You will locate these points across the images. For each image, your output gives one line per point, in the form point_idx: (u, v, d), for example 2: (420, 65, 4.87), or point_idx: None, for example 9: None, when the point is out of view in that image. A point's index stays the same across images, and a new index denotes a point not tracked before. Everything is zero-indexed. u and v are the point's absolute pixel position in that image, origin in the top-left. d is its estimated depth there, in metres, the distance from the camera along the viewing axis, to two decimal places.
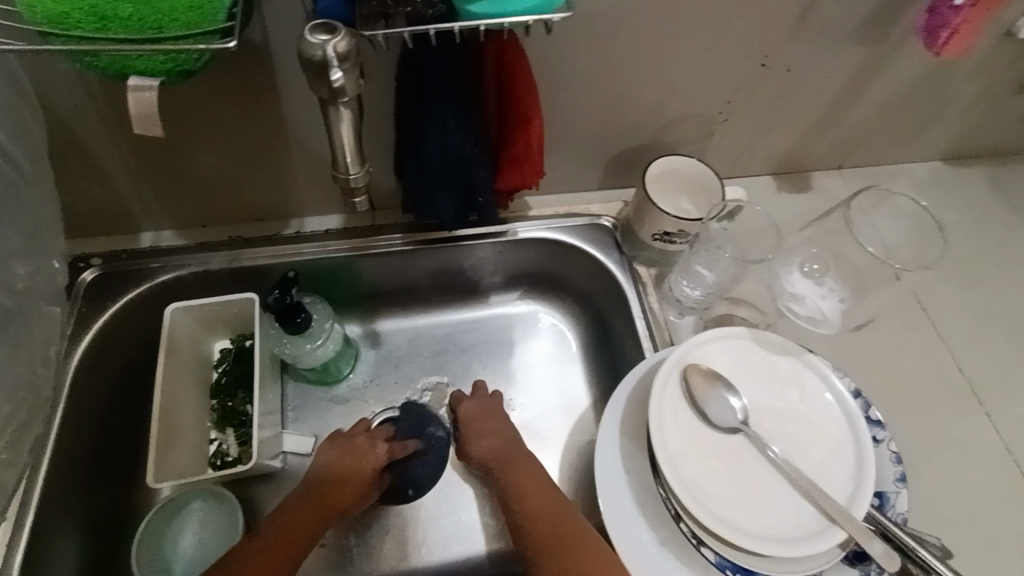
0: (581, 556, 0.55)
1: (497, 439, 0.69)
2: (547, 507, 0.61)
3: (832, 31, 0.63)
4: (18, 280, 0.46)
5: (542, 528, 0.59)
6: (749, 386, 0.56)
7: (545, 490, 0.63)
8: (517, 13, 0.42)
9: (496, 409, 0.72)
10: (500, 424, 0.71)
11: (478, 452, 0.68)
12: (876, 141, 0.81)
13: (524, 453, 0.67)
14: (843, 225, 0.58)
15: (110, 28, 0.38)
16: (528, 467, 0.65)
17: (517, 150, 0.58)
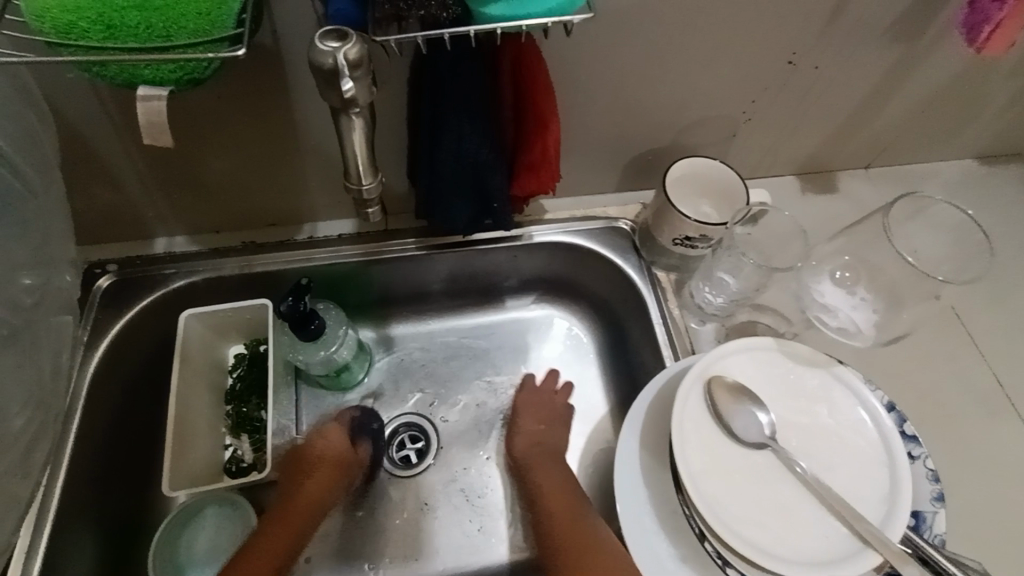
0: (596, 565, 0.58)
1: (541, 440, 0.70)
2: (574, 510, 0.63)
3: (865, 26, 0.60)
4: (26, 297, 0.45)
5: (565, 523, 0.63)
6: (776, 399, 0.54)
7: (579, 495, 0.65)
8: (537, 14, 0.40)
9: (552, 412, 0.73)
10: (552, 424, 0.72)
11: (524, 447, 0.70)
12: (908, 139, 0.77)
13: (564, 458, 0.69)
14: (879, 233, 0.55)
15: (118, 37, 0.38)
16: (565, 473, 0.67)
17: (534, 156, 0.57)
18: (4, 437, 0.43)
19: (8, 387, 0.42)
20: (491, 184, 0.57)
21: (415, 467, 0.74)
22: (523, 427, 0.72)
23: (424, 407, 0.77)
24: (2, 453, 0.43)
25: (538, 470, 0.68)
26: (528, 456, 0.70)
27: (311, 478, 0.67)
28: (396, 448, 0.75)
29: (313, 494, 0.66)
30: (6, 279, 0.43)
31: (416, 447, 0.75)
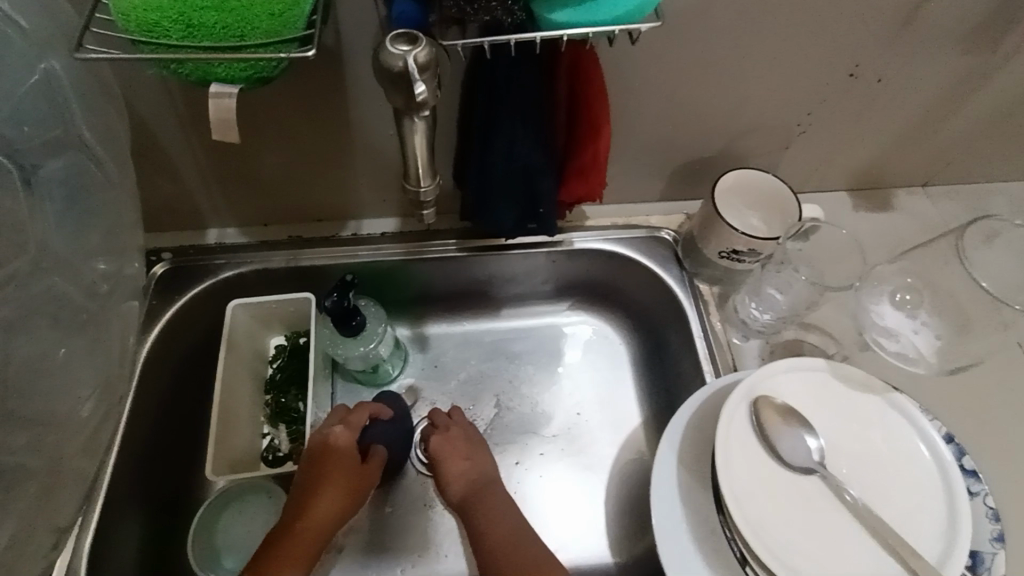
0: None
1: (467, 471, 0.66)
2: (524, 545, 0.59)
3: (935, 39, 0.58)
4: (102, 282, 0.48)
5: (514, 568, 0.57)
6: (826, 423, 0.52)
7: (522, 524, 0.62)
8: (605, 21, 0.40)
9: (468, 438, 0.68)
10: (472, 451, 0.68)
11: (455, 485, 0.66)
12: (972, 157, 0.74)
13: (496, 485, 0.65)
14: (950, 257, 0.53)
15: (196, 36, 0.39)
16: (499, 500, 0.64)
17: (584, 161, 0.56)
18: (73, 414, 0.45)
19: (76, 368, 0.45)
20: (540, 189, 0.57)
21: None
22: (445, 467, 0.67)
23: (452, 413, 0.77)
24: (70, 429, 0.45)
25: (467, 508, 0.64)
26: (457, 496, 0.65)
27: (319, 497, 0.61)
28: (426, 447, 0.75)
29: (325, 514, 0.61)
30: (82, 264, 0.45)
31: None
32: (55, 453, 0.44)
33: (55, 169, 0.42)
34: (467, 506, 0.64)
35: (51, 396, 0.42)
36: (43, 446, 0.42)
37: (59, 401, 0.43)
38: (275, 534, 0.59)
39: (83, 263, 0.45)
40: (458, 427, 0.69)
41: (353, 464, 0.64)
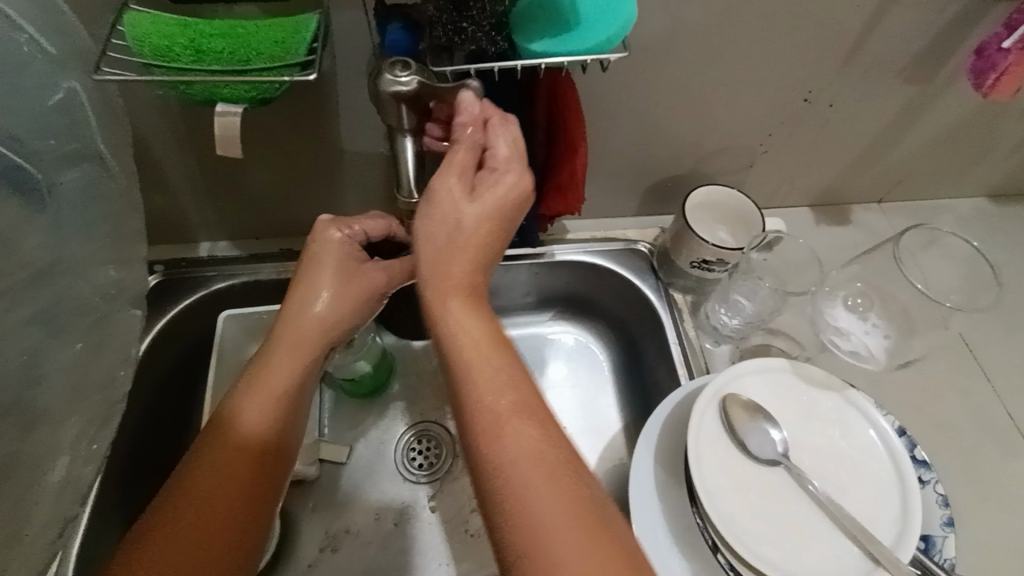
0: (547, 554, 0.37)
1: (467, 301, 0.45)
2: (536, 452, 0.40)
3: (879, 70, 0.63)
4: (109, 288, 0.46)
5: (491, 460, 0.40)
6: (789, 419, 0.56)
7: (534, 450, 0.40)
8: (577, 51, 0.44)
9: (494, 209, 0.46)
10: (475, 259, 0.46)
11: (444, 338, 0.45)
12: (920, 176, 0.80)
13: (487, 378, 0.43)
14: (892, 263, 0.58)
15: (204, 60, 0.43)
16: (500, 419, 0.41)
17: (562, 179, 0.60)
18: None
19: None
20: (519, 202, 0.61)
21: (430, 473, 0.76)
22: (446, 314, 0.45)
23: (435, 427, 0.79)
24: None
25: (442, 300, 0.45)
26: (457, 293, 0.45)
27: (313, 293, 0.54)
28: (411, 456, 0.77)
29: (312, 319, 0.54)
30: None
31: (431, 455, 0.77)
32: (82, 474, 0.43)
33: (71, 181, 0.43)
34: (454, 365, 0.44)
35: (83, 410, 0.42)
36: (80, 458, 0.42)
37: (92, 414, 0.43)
38: (241, 382, 0.52)
39: (101, 270, 0.46)
40: (493, 119, 0.47)
41: (365, 268, 0.56)
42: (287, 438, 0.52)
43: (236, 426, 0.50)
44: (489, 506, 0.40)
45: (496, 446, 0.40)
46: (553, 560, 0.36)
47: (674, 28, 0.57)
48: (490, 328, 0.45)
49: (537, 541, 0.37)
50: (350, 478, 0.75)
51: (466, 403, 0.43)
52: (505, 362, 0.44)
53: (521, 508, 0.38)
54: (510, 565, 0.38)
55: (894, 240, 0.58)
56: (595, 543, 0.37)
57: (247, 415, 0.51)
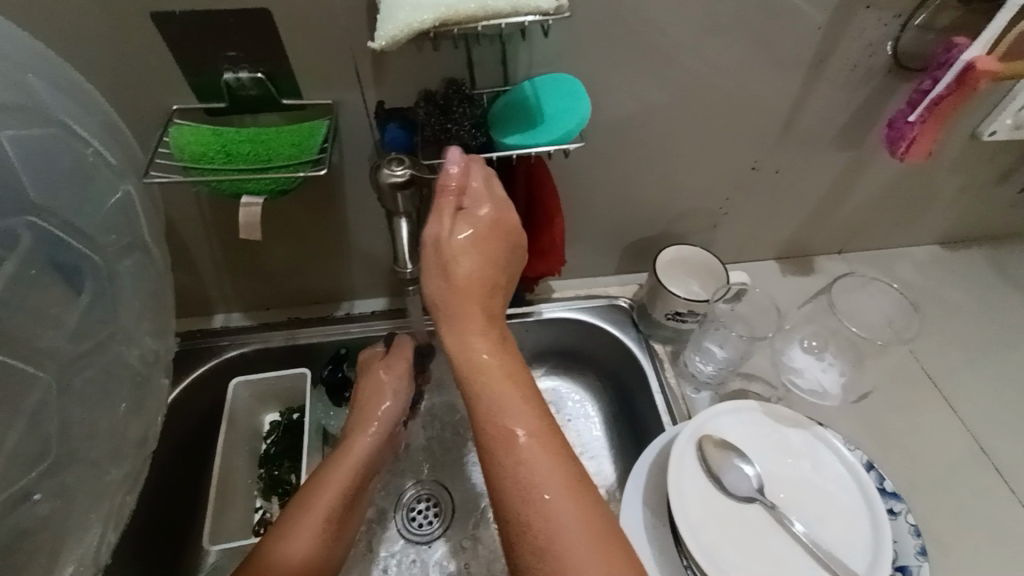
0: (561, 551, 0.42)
1: (476, 329, 0.49)
2: (543, 474, 0.45)
3: (814, 141, 0.73)
4: (143, 357, 0.52)
5: (505, 479, 0.45)
6: (762, 456, 0.60)
7: (550, 466, 0.45)
8: (542, 143, 0.53)
9: (481, 239, 0.51)
10: (477, 286, 0.50)
11: (456, 358, 0.49)
12: (873, 228, 0.89)
13: (500, 403, 0.47)
14: (828, 308, 0.69)
15: (233, 162, 0.51)
16: (515, 436, 0.46)
17: (543, 244, 0.68)
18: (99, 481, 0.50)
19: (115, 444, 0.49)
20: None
21: (432, 532, 0.78)
22: (459, 335, 0.49)
23: (436, 486, 0.81)
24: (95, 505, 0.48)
25: (458, 323, 0.49)
26: (462, 321, 0.49)
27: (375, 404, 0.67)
28: (414, 515, 0.79)
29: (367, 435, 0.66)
30: None
31: (432, 514, 0.79)
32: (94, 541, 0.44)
33: (128, 270, 0.49)
34: (468, 391, 0.48)
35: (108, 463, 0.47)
36: (96, 512, 0.46)
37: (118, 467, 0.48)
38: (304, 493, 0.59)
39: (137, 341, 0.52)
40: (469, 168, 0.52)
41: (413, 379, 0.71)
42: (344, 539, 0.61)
43: (298, 533, 0.56)
44: (502, 512, 0.45)
45: (508, 469, 0.45)
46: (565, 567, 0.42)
47: (630, 116, 0.67)
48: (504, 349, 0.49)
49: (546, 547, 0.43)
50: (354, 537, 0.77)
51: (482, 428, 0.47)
52: (519, 382, 0.48)
53: (527, 509, 0.44)
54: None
55: (826, 290, 0.69)
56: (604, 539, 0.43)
57: (316, 499, 0.59)
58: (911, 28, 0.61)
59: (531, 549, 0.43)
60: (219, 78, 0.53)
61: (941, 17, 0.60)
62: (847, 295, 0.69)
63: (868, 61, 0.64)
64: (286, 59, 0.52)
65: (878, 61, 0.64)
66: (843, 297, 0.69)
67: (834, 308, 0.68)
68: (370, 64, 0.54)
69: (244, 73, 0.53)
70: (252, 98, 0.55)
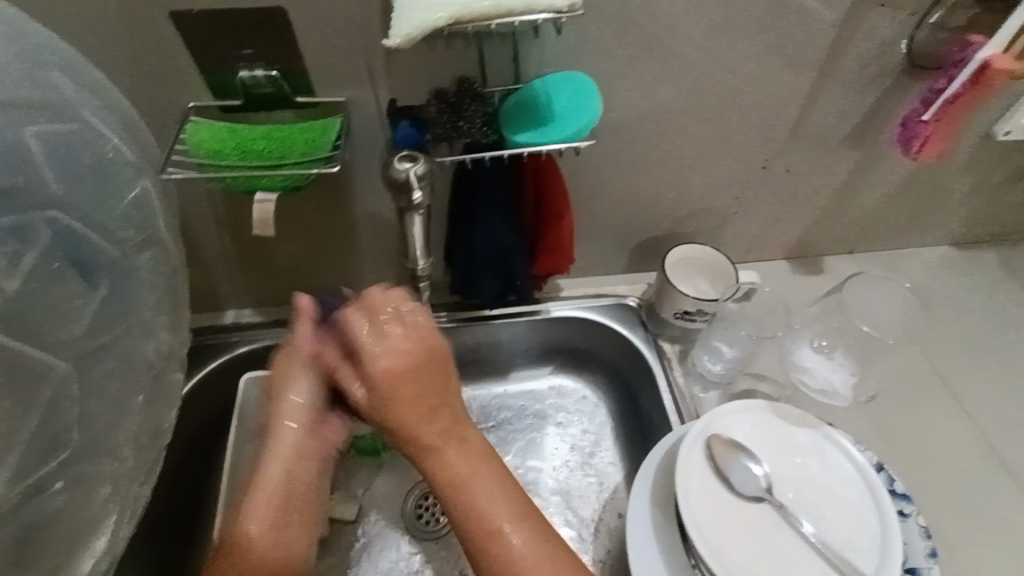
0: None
1: (437, 442, 0.54)
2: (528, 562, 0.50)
3: (825, 140, 0.72)
4: None
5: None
6: (771, 456, 0.60)
7: (535, 559, 0.50)
8: (551, 141, 0.53)
9: (409, 362, 0.56)
10: (420, 411, 0.54)
11: (428, 468, 0.54)
12: (884, 229, 0.88)
13: (473, 508, 0.52)
14: (841, 309, 0.74)
15: (247, 158, 0.53)
16: (497, 535, 0.51)
17: (551, 242, 0.68)
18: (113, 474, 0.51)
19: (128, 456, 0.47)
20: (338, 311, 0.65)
21: (439, 527, 0.78)
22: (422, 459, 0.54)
23: None
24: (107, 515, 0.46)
25: (419, 447, 0.54)
26: (419, 445, 0.54)
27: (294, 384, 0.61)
28: (421, 510, 0.80)
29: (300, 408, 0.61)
30: None
31: (438, 510, 0.80)
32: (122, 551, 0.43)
33: (146, 263, 0.44)
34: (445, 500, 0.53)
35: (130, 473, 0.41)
36: None
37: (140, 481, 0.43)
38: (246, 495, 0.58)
39: None
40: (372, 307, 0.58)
41: (323, 354, 0.61)
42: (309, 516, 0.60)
43: (257, 536, 0.56)
44: None
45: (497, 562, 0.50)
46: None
47: (640, 115, 0.67)
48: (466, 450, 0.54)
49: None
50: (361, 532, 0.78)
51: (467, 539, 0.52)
52: (484, 482, 0.52)
53: None
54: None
55: (839, 289, 0.72)
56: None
57: (251, 515, 0.57)
58: (925, 27, 0.60)
59: None
60: (235, 76, 0.54)
61: (955, 16, 0.60)
62: (859, 295, 0.74)
63: (881, 60, 0.64)
64: (300, 58, 0.53)
65: (891, 60, 0.64)
66: (855, 297, 0.74)
67: (846, 310, 0.74)
68: (381, 62, 0.54)
69: (259, 71, 0.53)
70: (265, 96, 0.55)
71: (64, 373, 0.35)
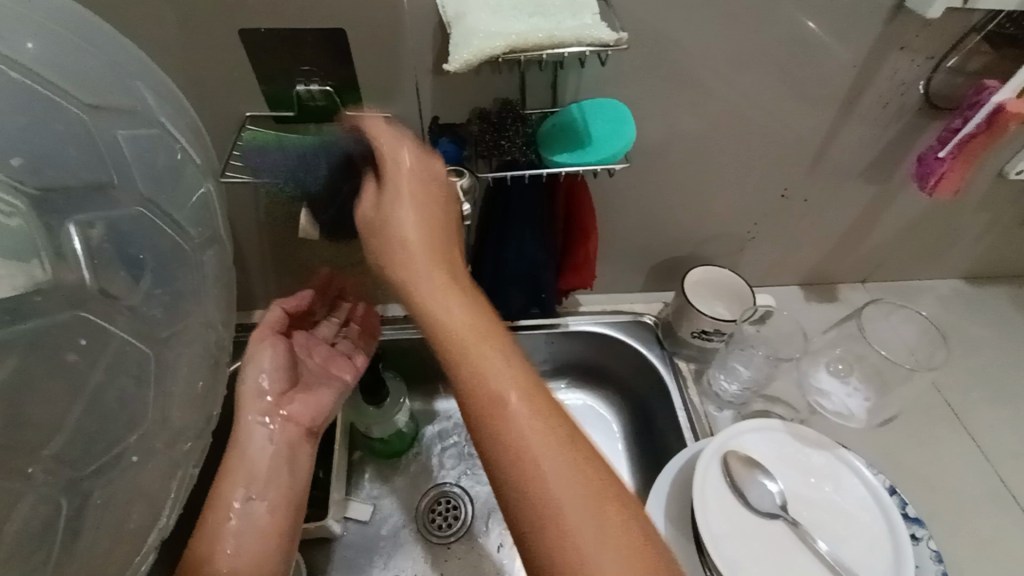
0: (565, 526, 0.39)
1: (444, 285, 0.48)
2: (533, 432, 0.42)
3: (843, 172, 0.75)
4: None
5: (492, 441, 0.42)
6: (786, 475, 0.61)
7: (540, 438, 0.42)
8: (589, 163, 0.56)
9: (430, 193, 0.51)
10: (430, 246, 0.50)
11: (431, 311, 0.47)
12: (897, 260, 0.90)
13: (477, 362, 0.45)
14: (858, 331, 0.71)
15: (299, 166, 0.55)
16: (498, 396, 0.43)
17: (578, 258, 0.71)
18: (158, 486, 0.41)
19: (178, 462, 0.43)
20: (338, 147, 0.56)
21: (451, 533, 0.79)
22: (421, 298, 0.48)
23: (456, 488, 0.83)
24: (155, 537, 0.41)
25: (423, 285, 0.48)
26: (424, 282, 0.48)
27: (252, 365, 0.59)
28: (434, 516, 0.80)
29: (256, 388, 0.58)
30: None
31: (451, 515, 0.81)
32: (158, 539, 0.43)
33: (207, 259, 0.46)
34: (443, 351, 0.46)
35: (190, 452, 0.42)
36: None
37: (199, 460, 0.45)
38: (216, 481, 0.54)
39: None
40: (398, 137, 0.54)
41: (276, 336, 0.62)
42: (293, 487, 0.56)
43: (230, 499, 0.53)
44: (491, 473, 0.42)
45: (498, 421, 0.42)
46: (577, 543, 0.39)
47: (666, 140, 0.70)
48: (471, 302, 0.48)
49: (551, 528, 0.39)
50: (374, 533, 0.79)
51: (459, 392, 0.45)
52: (486, 341, 0.46)
53: (519, 464, 0.41)
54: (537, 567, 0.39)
55: (857, 315, 0.71)
56: (610, 503, 0.40)
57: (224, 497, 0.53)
58: (942, 71, 0.63)
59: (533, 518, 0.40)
60: (293, 90, 0.57)
61: (972, 60, 0.63)
62: (879, 320, 0.72)
63: (900, 99, 0.67)
64: (355, 76, 0.57)
65: (909, 100, 0.67)
66: (874, 322, 0.72)
67: (864, 332, 0.71)
68: (429, 83, 0.58)
69: (316, 86, 0.57)
70: (319, 109, 0.59)
71: (140, 353, 0.38)
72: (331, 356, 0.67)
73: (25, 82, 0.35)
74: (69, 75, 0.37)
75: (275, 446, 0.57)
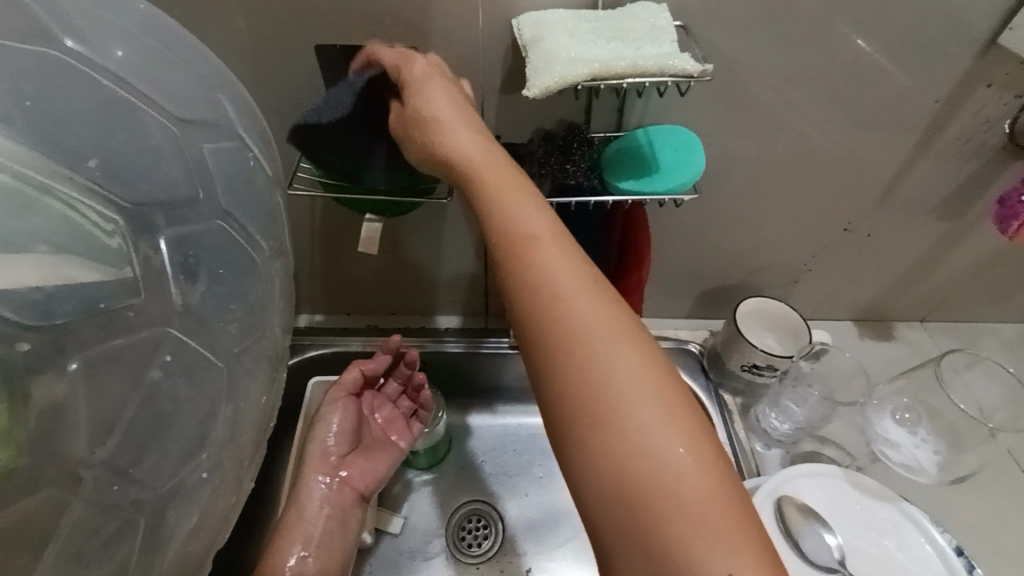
0: (649, 476, 0.32)
1: (500, 186, 0.41)
2: (609, 354, 0.35)
3: (914, 207, 0.72)
4: None
5: (562, 369, 0.35)
6: (846, 527, 0.58)
7: (617, 361, 0.35)
8: (656, 192, 0.55)
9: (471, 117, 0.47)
10: (486, 156, 0.43)
11: (490, 217, 0.40)
12: (961, 300, 0.86)
13: (542, 273, 0.38)
14: (935, 381, 0.68)
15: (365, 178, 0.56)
16: (566, 313, 0.36)
17: (631, 283, 0.69)
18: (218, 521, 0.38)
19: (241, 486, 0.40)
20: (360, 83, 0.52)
21: (482, 552, 0.78)
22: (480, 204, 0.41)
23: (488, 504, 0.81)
24: None
25: (478, 188, 0.42)
26: (485, 183, 0.41)
27: (324, 424, 0.71)
28: (466, 533, 0.79)
29: (324, 449, 0.70)
30: None
31: (481, 535, 0.79)
32: None
33: None
34: (502, 260, 0.39)
35: (252, 463, 0.39)
36: None
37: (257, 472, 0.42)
38: (284, 519, 0.67)
39: None
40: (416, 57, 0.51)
41: (347, 399, 0.73)
42: (337, 548, 0.67)
43: (291, 539, 0.66)
44: (559, 412, 0.35)
45: (569, 345, 0.35)
46: (672, 489, 0.31)
47: (729, 166, 0.68)
48: (539, 206, 0.40)
49: (632, 481, 0.32)
50: (404, 547, 0.78)
51: (521, 308, 0.38)
52: (552, 245, 0.39)
53: (593, 395, 0.34)
54: (612, 524, 0.32)
55: (935, 360, 0.69)
56: (701, 450, 0.33)
57: (288, 535, 0.66)
58: None
59: (614, 457, 0.33)
60: None
61: None
62: (957, 372, 0.70)
63: (982, 136, 0.63)
64: None
65: (993, 138, 0.63)
66: (952, 373, 0.70)
67: (942, 383, 0.68)
68: (495, 100, 0.57)
69: None
70: None
71: (213, 367, 0.34)
72: (392, 419, 0.76)
73: (115, 92, 0.33)
74: (152, 81, 0.34)
75: (331, 505, 0.68)
